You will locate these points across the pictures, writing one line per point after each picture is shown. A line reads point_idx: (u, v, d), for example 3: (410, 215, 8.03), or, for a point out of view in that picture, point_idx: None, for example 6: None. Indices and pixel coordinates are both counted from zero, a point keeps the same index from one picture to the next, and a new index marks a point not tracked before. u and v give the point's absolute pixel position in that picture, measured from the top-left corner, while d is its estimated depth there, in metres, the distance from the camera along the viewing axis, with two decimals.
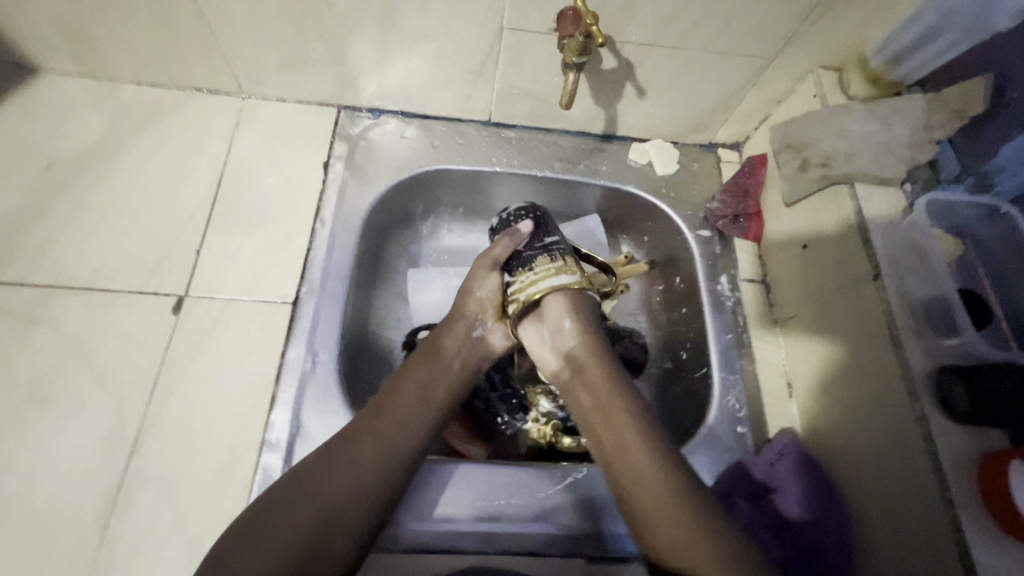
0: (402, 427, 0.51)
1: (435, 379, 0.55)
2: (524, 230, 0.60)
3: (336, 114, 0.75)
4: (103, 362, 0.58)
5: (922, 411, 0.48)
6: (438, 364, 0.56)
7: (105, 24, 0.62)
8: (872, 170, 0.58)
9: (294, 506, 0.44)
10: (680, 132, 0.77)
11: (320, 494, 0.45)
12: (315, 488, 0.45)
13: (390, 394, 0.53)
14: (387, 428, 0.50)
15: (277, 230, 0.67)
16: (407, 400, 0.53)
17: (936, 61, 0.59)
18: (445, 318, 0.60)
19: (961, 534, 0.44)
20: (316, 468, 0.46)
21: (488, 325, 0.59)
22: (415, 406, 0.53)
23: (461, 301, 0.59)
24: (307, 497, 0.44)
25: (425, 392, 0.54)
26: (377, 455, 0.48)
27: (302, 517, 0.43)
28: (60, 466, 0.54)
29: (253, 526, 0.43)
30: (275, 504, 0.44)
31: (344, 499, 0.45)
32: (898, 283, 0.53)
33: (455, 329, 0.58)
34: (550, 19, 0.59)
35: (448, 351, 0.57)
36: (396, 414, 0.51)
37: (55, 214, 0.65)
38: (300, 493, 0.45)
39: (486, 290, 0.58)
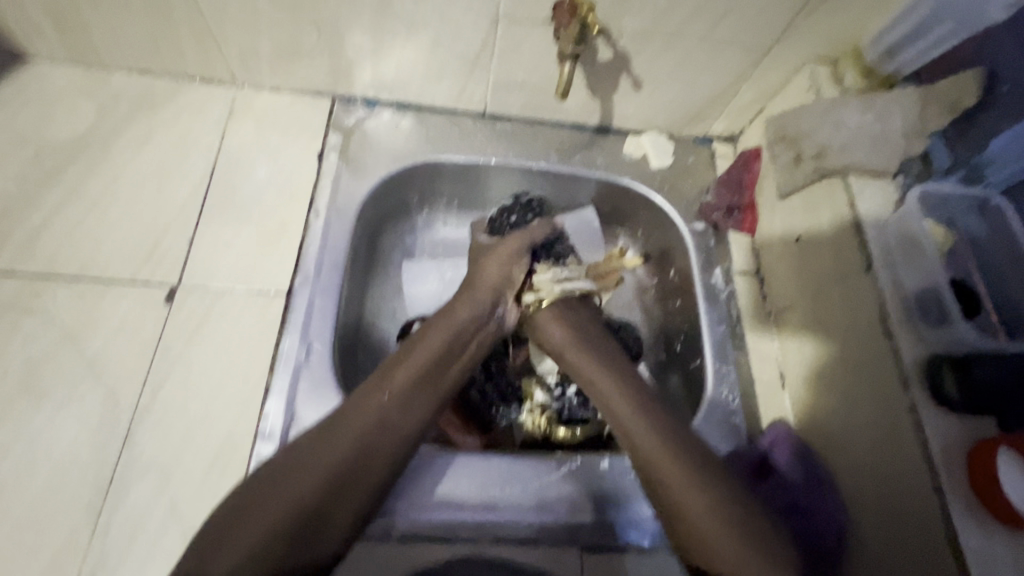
0: (408, 405, 0.50)
1: (446, 358, 0.54)
2: (559, 223, 0.66)
3: (330, 103, 0.74)
4: (95, 351, 0.58)
5: (913, 401, 0.49)
6: (449, 341, 0.55)
7: (96, 9, 0.61)
8: (866, 163, 0.59)
9: (298, 476, 0.43)
10: (675, 124, 0.77)
11: (319, 468, 0.44)
12: (315, 462, 0.44)
13: (399, 368, 0.51)
14: (394, 405, 0.49)
15: (271, 220, 0.67)
16: (417, 376, 0.51)
17: (929, 53, 0.59)
18: (461, 293, 0.59)
19: (949, 519, 0.45)
20: (316, 441, 0.46)
21: (506, 307, 0.59)
22: (423, 384, 0.51)
23: (481, 275, 0.59)
24: (306, 471, 0.44)
25: (433, 370, 0.53)
26: (382, 432, 0.48)
27: (301, 491, 0.43)
28: (51, 456, 0.53)
29: (248, 500, 0.42)
30: (278, 473, 0.44)
31: (345, 475, 0.45)
32: (891, 274, 0.54)
33: (472, 306, 0.57)
34: (545, 9, 0.59)
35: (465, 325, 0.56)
36: (403, 389, 0.50)
37: (45, 201, 0.64)
38: (298, 466, 0.44)
39: (517, 273, 0.60)
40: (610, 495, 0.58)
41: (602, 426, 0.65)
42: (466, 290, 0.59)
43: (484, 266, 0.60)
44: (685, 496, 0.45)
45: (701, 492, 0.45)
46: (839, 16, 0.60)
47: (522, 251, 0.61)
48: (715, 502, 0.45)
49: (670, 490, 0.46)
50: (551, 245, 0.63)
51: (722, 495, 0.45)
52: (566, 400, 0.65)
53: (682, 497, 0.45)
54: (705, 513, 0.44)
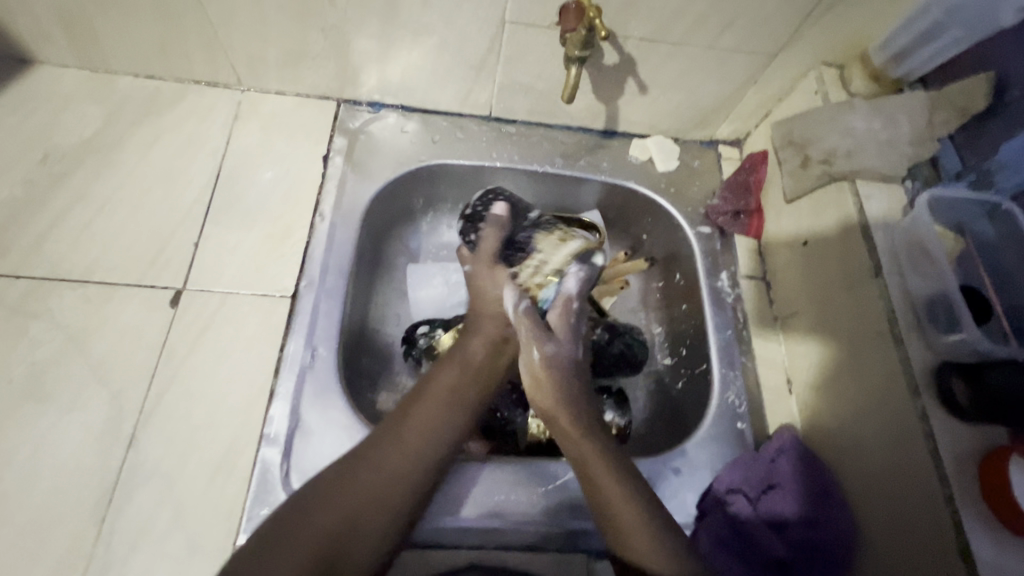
0: (433, 434, 0.51)
1: (466, 385, 0.54)
2: (502, 214, 0.64)
3: (335, 107, 0.74)
4: (101, 355, 0.58)
5: (923, 409, 0.49)
6: (467, 368, 0.55)
7: (102, 14, 0.61)
8: (875, 167, 0.58)
9: (321, 511, 0.44)
10: (681, 128, 0.77)
11: (345, 505, 0.45)
12: (339, 497, 0.45)
13: (421, 399, 0.52)
14: (418, 435, 0.50)
15: (276, 224, 0.67)
16: (439, 404, 0.52)
17: (939, 56, 0.59)
18: (474, 319, 0.60)
19: (962, 530, 0.44)
20: (345, 471, 0.46)
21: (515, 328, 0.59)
22: (447, 412, 0.52)
23: (481, 303, 0.61)
24: (335, 501, 0.45)
25: (455, 398, 0.53)
26: (411, 460, 0.49)
27: (328, 522, 0.43)
28: (56, 461, 0.53)
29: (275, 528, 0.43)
30: (303, 507, 0.44)
31: (374, 506, 0.45)
32: (900, 280, 0.54)
33: (484, 332, 0.58)
34: (552, 13, 0.59)
35: (480, 357, 0.56)
36: (426, 418, 0.51)
37: (51, 206, 0.64)
38: (324, 499, 0.45)
39: (500, 288, 0.61)
40: None
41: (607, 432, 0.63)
42: (478, 315, 0.60)
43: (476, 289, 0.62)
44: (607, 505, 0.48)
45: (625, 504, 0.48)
46: (848, 20, 0.60)
47: (495, 260, 0.62)
48: (635, 507, 0.47)
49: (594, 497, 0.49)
50: (515, 239, 0.63)
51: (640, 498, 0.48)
52: None
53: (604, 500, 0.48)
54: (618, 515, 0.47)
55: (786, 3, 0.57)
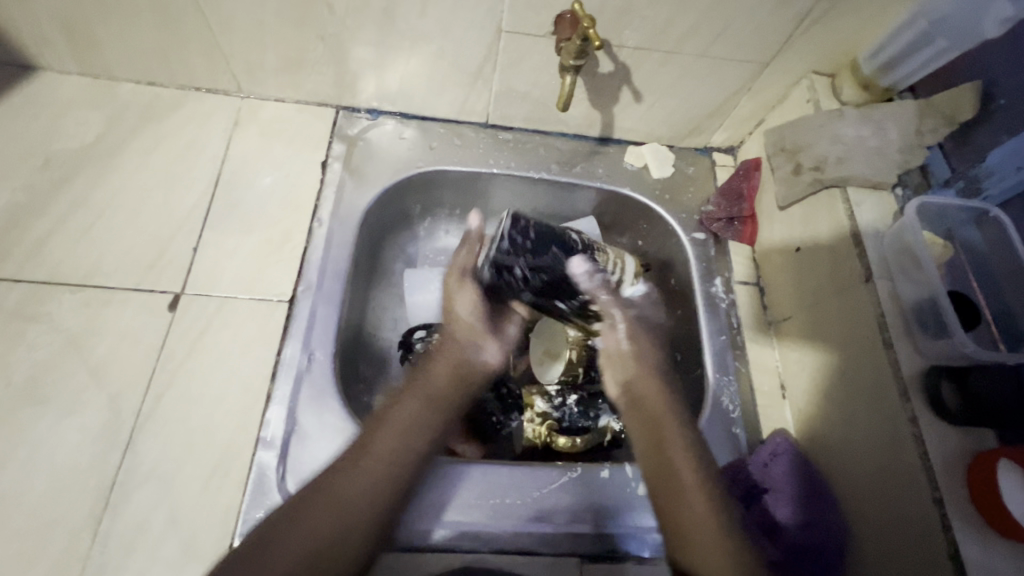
0: (395, 466, 0.48)
1: (429, 412, 0.51)
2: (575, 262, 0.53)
3: (334, 114, 0.75)
4: (99, 358, 0.58)
5: (913, 413, 0.49)
6: (430, 394, 0.52)
7: (104, 22, 0.62)
8: (865, 174, 0.59)
9: (286, 543, 0.43)
10: (676, 135, 0.78)
11: (312, 535, 0.43)
12: (302, 527, 0.44)
13: (380, 429, 0.49)
14: (377, 468, 0.47)
15: (274, 229, 0.68)
16: (401, 433, 0.49)
17: (925, 69, 0.61)
18: (445, 336, 0.57)
19: (950, 533, 0.45)
20: (298, 510, 0.45)
21: (486, 346, 0.57)
22: (410, 440, 0.49)
23: (451, 325, 0.57)
24: (287, 542, 0.43)
25: (418, 425, 0.50)
26: (372, 494, 0.46)
27: (281, 564, 0.42)
28: (53, 464, 0.54)
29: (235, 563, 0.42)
30: (267, 538, 0.43)
31: (333, 547, 0.43)
32: (889, 284, 0.54)
33: (450, 352, 0.55)
34: (547, 22, 0.60)
35: (442, 380, 0.54)
36: (392, 444, 0.49)
37: (51, 210, 0.64)
38: (287, 529, 0.44)
39: (470, 307, 0.57)
40: (611, 506, 0.58)
41: (603, 435, 0.65)
42: (451, 332, 0.57)
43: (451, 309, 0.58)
44: (693, 540, 0.46)
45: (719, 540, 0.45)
46: (838, 30, 0.61)
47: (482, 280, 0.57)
48: (716, 527, 0.46)
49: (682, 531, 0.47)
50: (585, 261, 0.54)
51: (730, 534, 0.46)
52: (566, 409, 0.64)
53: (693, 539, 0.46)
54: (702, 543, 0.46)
55: (777, 13, 0.58)
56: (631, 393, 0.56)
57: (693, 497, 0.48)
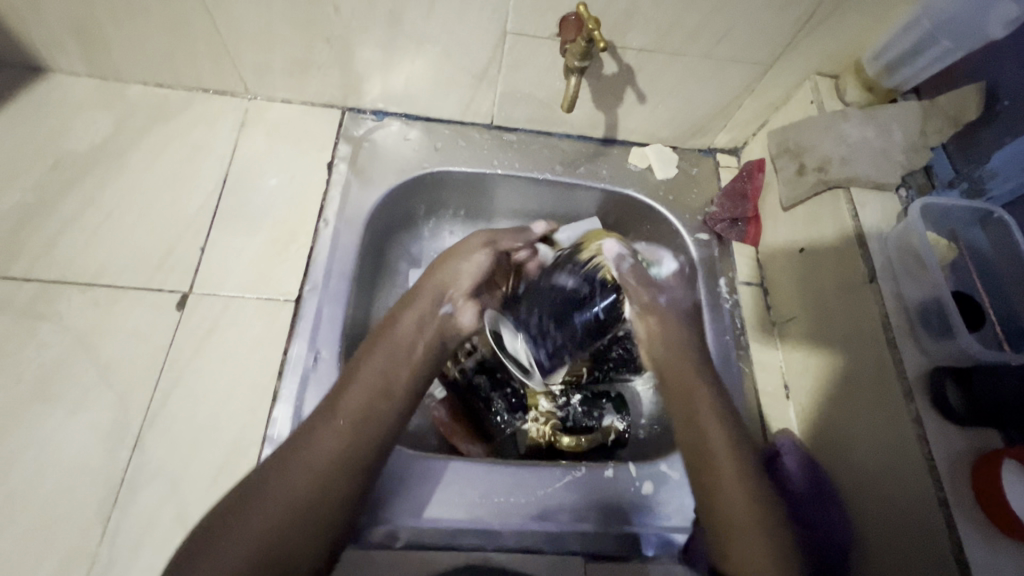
0: (367, 415, 0.50)
1: (396, 366, 0.54)
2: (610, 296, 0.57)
3: (340, 115, 0.76)
4: (107, 357, 0.59)
5: (916, 413, 0.49)
6: (397, 349, 0.55)
7: (113, 24, 0.62)
8: (869, 175, 0.59)
9: (255, 508, 0.44)
10: (680, 137, 0.78)
11: (281, 496, 0.44)
12: (271, 493, 0.45)
13: (349, 386, 0.52)
14: (349, 420, 0.49)
15: (281, 229, 0.68)
16: (370, 385, 0.52)
17: (930, 68, 0.60)
18: (409, 298, 0.60)
19: (955, 534, 0.45)
20: (274, 470, 0.46)
21: (458, 302, 0.60)
22: (380, 391, 0.52)
23: (422, 288, 0.60)
24: (266, 503, 0.44)
25: (389, 378, 0.53)
26: (344, 445, 0.48)
27: (261, 522, 0.43)
28: (62, 462, 0.54)
29: (213, 531, 0.43)
30: (238, 509, 0.44)
31: (314, 497, 0.45)
32: (892, 285, 0.55)
33: (416, 309, 0.58)
34: (552, 24, 0.60)
35: (405, 340, 0.56)
36: (356, 404, 0.51)
37: (61, 210, 0.65)
38: (256, 496, 0.45)
39: (471, 273, 0.61)
40: (616, 505, 0.58)
41: (606, 435, 0.66)
42: (416, 292, 0.60)
43: (442, 263, 0.62)
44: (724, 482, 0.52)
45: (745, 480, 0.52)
46: (842, 31, 0.61)
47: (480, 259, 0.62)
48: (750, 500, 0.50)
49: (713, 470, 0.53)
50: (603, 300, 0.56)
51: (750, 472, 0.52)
52: (570, 408, 0.66)
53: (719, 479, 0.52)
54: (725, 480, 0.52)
55: (781, 15, 0.58)
56: (661, 361, 0.60)
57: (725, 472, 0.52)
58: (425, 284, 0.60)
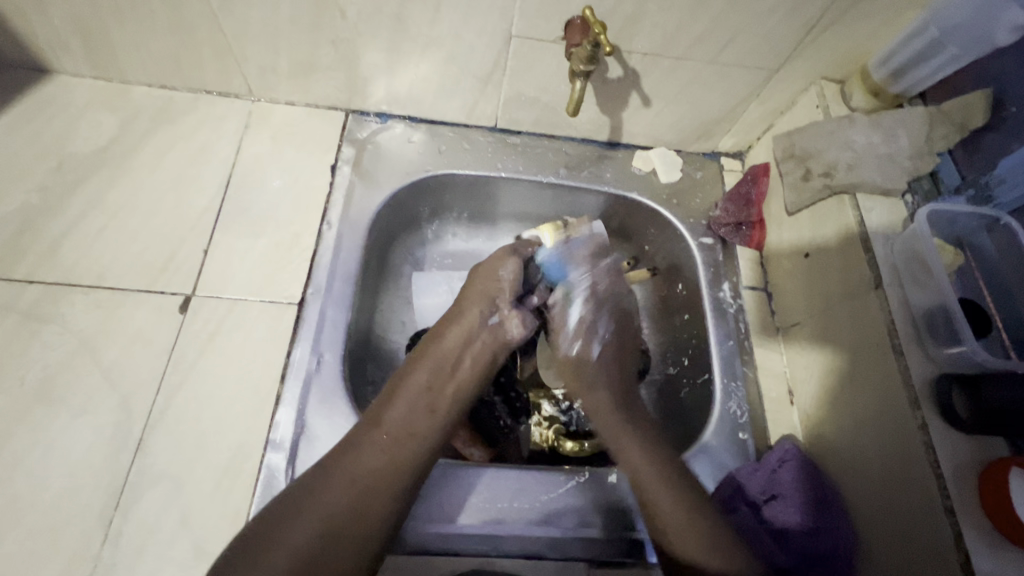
0: (410, 429, 0.51)
1: (442, 379, 0.55)
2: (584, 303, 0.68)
3: (344, 117, 0.76)
4: (110, 360, 0.59)
5: (923, 419, 0.49)
6: (443, 363, 0.56)
7: (119, 26, 0.62)
8: (876, 181, 0.59)
9: (296, 526, 0.44)
10: (684, 140, 0.78)
11: (322, 515, 0.45)
12: (311, 512, 0.45)
13: (393, 399, 0.53)
14: (392, 433, 0.50)
15: (285, 232, 0.68)
16: (412, 399, 0.53)
17: (939, 72, 0.60)
18: (455, 311, 0.60)
19: (961, 542, 0.45)
20: (315, 487, 0.47)
21: (505, 312, 0.60)
22: (421, 407, 0.53)
23: (469, 296, 0.61)
24: (310, 510, 0.45)
25: (432, 394, 0.54)
26: (383, 461, 0.49)
27: (306, 531, 0.44)
28: (66, 465, 0.54)
29: (262, 539, 0.44)
30: (278, 522, 0.45)
31: (350, 518, 0.46)
32: (898, 290, 0.54)
33: (463, 321, 0.58)
34: (558, 28, 0.60)
35: (449, 352, 0.56)
36: (399, 419, 0.51)
37: (64, 212, 0.65)
38: (295, 514, 0.45)
39: (507, 274, 0.61)
40: (620, 510, 0.58)
41: None
42: (462, 304, 0.60)
43: (482, 274, 0.61)
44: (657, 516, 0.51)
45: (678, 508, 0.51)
46: (848, 36, 0.61)
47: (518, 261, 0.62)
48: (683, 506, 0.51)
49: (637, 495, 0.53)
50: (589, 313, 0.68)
51: (689, 504, 0.51)
52: (573, 414, 0.67)
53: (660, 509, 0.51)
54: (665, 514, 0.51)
55: (788, 19, 0.58)
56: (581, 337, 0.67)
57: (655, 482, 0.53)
58: (476, 288, 0.61)
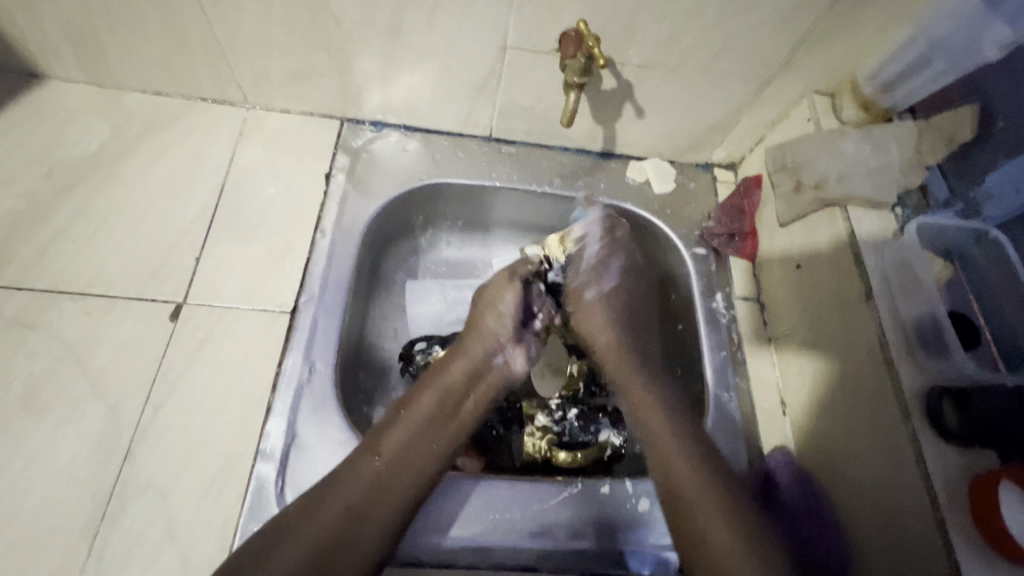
0: (407, 462, 0.51)
1: (443, 412, 0.55)
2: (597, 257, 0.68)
3: (338, 125, 0.75)
4: (99, 368, 0.58)
5: (914, 431, 0.49)
6: (447, 397, 0.56)
7: (112, 32, 0.62)
8: (868, 194, 0.60)
9: (285, 548, 0.44)
10: (678, 151, 0.78)
11: (311, 536, 0.45)
12: (301, 532, 0.45)
13: (391, 428, 0.52)
14: (389, 466, 0.50)
15: (278, 239, 0.68)
16: (414, 432, 0.52)
17: (925, 88, 0.61)
18: (459, 345, 0.60)
19: (953, 554, 0.45)
20: (307, 508, 0.47)
21: (509, 351, 0.60)
22: (421, 439, 0.52)
23: (474, 332, 0.61)
24: (297, 536, 0.45)
25: (432, 425, 0.54)
26: (375, 487, 0.49)
27: (292, 559, 0.44)
28: (51, 474, 0.53)
29: (249, 560, 0.44)
30: (267, 543, 0.45)
31: (339, 542, 0.45)
32: (890, 301, 0.55)
33: (468, 356, 0.58)
34: (552, 38, 0.60)
35: (455, 383, 0.57)
36: (397, 448, 0.51)
37: (54, 218, 0.64)
38: (285, 535, 0.45)
39: (508, 307, 0.61)
40: (611, 521, 0.58)
41: (603, 449, 0.65)
42: (465, 340, 0.60)
43: (484, 310, 0.62)
44: (693, 507, 0.50)
45: (716, 511, 0.49)
46: (839, 50, 0.61)
47: (514, 291, 0.62)
48: (722, 516, 0.49)
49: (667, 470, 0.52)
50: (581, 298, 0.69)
51: (727, 514, 0.49)
52: (567, 423, 0.66)
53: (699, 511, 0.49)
54: (703, 513, 0.49)
55: (779, 32, 0.59)
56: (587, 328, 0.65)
57: (698, 493, 0.50)
58: (478, 322, 0.61)
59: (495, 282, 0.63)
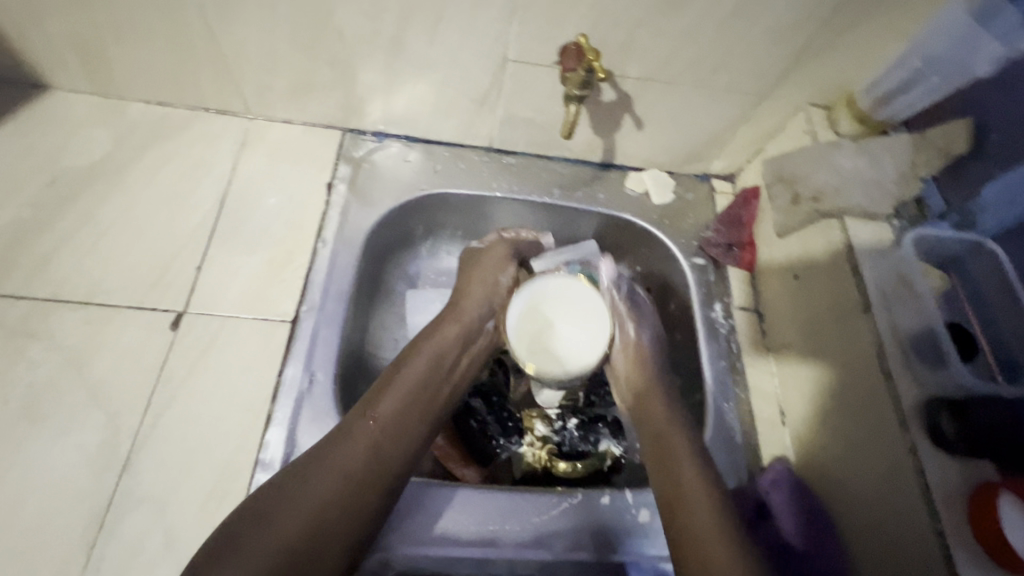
0: (402, 426, 0.52)
1: (439, 375, 0.56)
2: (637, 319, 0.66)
3: (341, 135, 0.76)
4: (98, 377, 0.58)
5: (913, 442, 0.49)
6: (442, 360, 0.57)
7: (118, 43, 0.63)
8: (864, 206, 0.60)
9: (280, 515, 0.44)
10: (677, 163, 0.79)
11: (308, 503, 0.45)
12: (295, 501, 0.45)
13: (385, 391, 0.53)
14: (386, 428, 0.51)
15: (279, 249, 0.68)
16: (408, 395, 0.53)
17: (921, 101, 0.62)
18: (452, 310, 0.62)
19: (952, 564, 0.45)
20: (299, 476, 0.47)
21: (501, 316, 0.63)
22: (415, 402, 0.53)
23: (470, 296, 0.63)
24: (293, 505, 0.44)
25: (426, 387, 0.55)
26: (370, 450, 0.49)
27: (290, 525, 0.43)
28: (49, 484, 0.53)
29: (239, 533, 0.43)
30: (261, 511, 0.44)
31: (332, 508, 0.45)
32: (887, 313, 0.55)
33: (462, 319, 0.61)
34: (552, 52, 0.61)
35: (451, 344, 0.59)
36: (392, 412, 0.52)
37: (55, 227, 0.65)
38: (278, 506, 0.44)
39: (507, 277, 0.65)
40: (611, 533, 0.58)
41: (603, 460, 0.67)
42: (460, 305, 0.62)
43: (481, 275, 0.65)
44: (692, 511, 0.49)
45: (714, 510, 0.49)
46: (835, 65, 0.62)
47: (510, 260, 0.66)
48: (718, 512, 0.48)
49: (671, 474, 0.52)
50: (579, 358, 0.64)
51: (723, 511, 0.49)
52: (566, 433, 0.67)
53: (689, 505, 0.49)
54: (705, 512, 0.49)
55: (776, 47, 0.60)
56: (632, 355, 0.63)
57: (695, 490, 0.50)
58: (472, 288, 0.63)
59: (490, 255, 0.67)
